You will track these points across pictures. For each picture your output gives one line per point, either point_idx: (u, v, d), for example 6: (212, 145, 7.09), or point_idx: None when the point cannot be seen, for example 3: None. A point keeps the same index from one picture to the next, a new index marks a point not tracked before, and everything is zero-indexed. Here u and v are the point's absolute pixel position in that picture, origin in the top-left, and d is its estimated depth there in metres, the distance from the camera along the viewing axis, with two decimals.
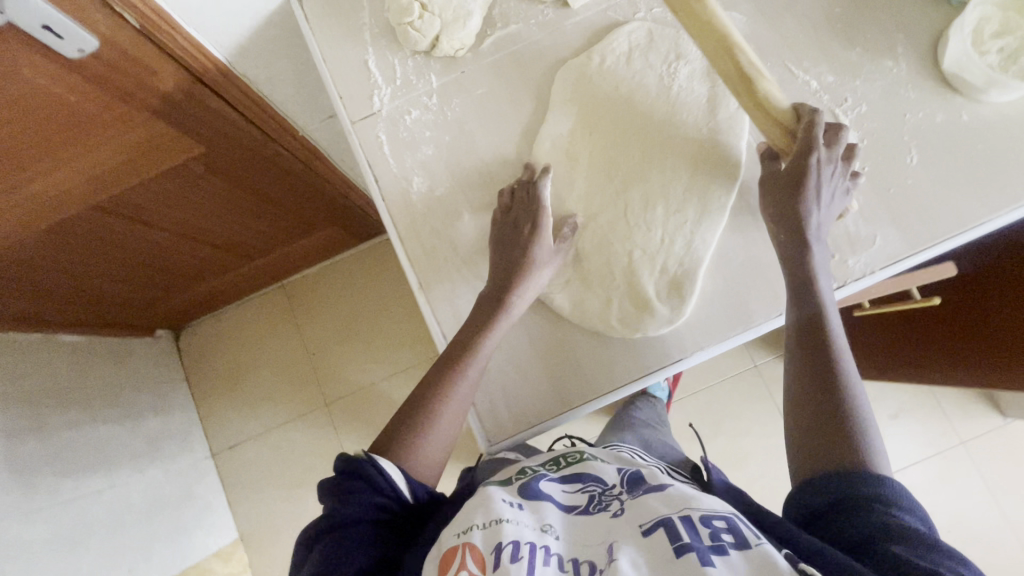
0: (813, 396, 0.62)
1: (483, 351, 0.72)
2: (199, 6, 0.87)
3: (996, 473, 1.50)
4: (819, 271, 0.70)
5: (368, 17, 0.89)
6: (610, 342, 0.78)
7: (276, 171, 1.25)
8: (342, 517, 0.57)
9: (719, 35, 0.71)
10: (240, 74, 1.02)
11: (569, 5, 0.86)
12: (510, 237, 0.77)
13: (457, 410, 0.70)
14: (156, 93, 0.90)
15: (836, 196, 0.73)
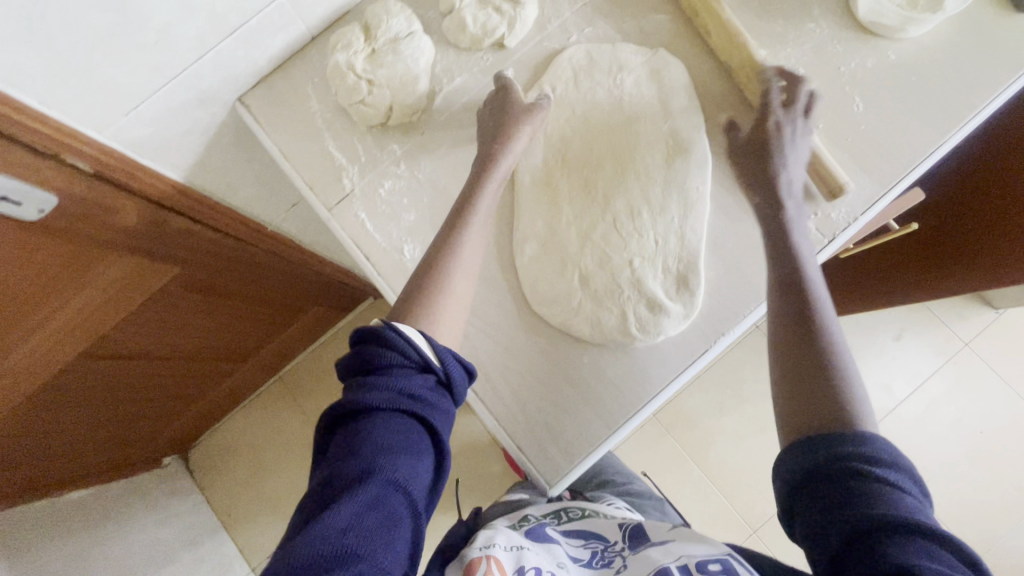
0: (795, 345, 0.64)
1: (479, 212, 0.75)
2: (150, 136, 0.87)
3: (1005, 364, 1.55)
4: (794, 227, 0.74)
5: (316, 106, 0.92)
6: (635, 353, 0.79)
7: (252, 269, 1.23)
8: (377, 400, 0.56)
9: (730, 36, 0.83)
10: (197, 188, 1.02)
11: (505, 46, 0.89)
12: (491, 120, 0.82)
13: (468, 268, 0.71)
14: (124, 229, 0.88)
15: (799, 155, 0.78)
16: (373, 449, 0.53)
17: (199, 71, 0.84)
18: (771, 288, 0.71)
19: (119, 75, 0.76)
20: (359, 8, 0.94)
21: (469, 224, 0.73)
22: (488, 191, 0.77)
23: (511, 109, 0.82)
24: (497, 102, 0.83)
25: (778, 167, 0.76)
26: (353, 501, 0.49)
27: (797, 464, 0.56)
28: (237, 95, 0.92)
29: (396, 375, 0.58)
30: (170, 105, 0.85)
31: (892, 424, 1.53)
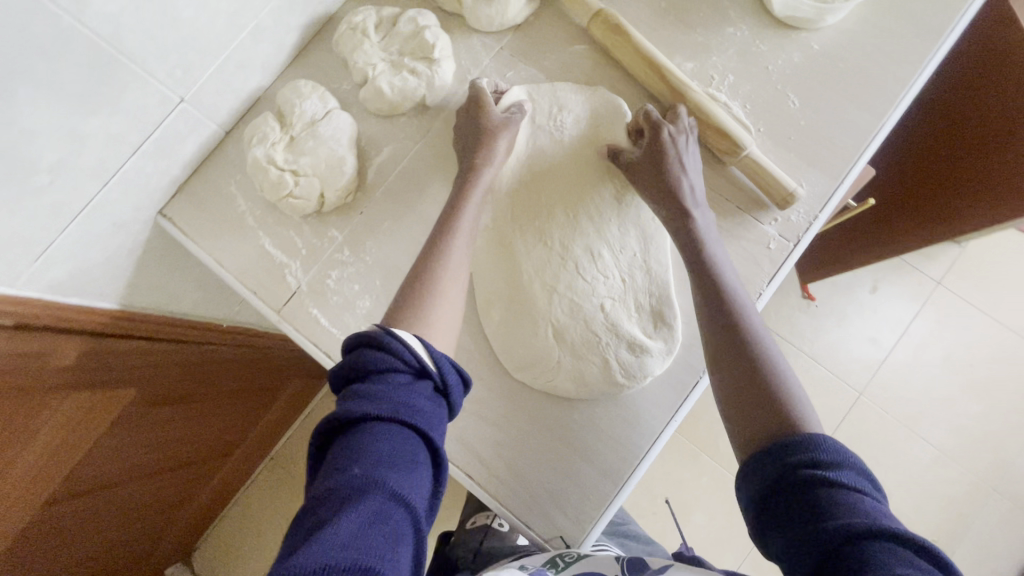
0: (730, 359, 0.63)
1: (455, 252, 0.71)
2: (71, 274, 0.80)
3: (982, 294, 1.55)
4: (707, 233, 0.72)
5: (245, 205, 0.86)
6: (626, 400, 0.76)
7: (221, 368, 1.15)
8: (376, 407, 0.52)
9: (647, 60, 0.80)
10: (139, 308, 0.95)
11: (429, 107, 0.85)
12: (465, 129, 0.80)
13: (446, 317, 0.67)
14: (61, 372, 0.80)
15: (693, 165, 0.75)
16: (374, 454, 0.49)
17: (108, 198, 0.77)
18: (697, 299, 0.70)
19: (20, 228, 0.69)
20: (268, 94, 0.89)
21: (455, 235, 0.72)
22: (469, 207, 0.75)
23: (487, 114, 0.78)
24: (470, 105, 0.80)
25: (679, 184, 0.73)
26: (356, 511, 0.44)
27: (758, 488, 0.53)
28: (157, 209, 0.86)
29: (394, 383, 0.56)
30: (85, 239, 0.78)
31: (886, 375, 1.51)
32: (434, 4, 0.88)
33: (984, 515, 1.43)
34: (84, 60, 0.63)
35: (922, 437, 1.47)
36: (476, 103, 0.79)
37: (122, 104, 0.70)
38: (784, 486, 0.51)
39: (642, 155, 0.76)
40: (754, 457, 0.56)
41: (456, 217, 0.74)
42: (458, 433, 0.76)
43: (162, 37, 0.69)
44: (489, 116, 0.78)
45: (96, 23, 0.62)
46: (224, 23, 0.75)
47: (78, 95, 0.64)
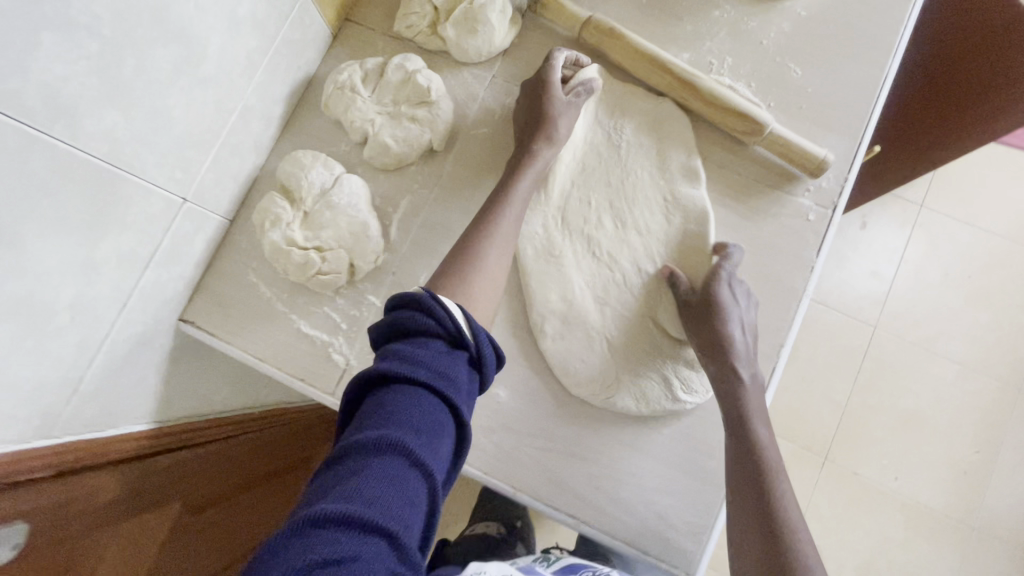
0: (743, 485, 0.66)
1: (495, 245, 0.72)
2: (104, 407, 0.75)
3: (969, 207, 1.58)
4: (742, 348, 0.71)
5: (269, 290, 0.82)
6: (707, 401, 0.76)
7: (258, 452, 1.10)
8: (411, 369, 0.53)
9: (650, 58, 0.80)
10: (175, 419, 0.90)
11: (437, 149, 0.83)
12: (527, 108, 0.79)
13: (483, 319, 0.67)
14: (103, 503, 0.75)
15: (747, 320, 0.72)
16: (401, 416, 0.50)
17: (128, 318, 0.72)
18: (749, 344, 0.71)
19: (48, 375, 0.64)
20: (265, 171, 0.84)
21: (494, 236, 0.72)
22: (515, 201, 0.75)
23: (553, 88, 0.78)
24: (543, 75, 0.79)
25: (730, 337, 0.70)
26: (382, 469, 0.46)
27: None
28: (178, 315, 0.81)
29: (430, 348, 0.56)
30: (111, 366, 0.73)
31: (896, 303, 1.52)
32: (416, 45, 0.86)
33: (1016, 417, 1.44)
34: (88, 185, 0.58)
35: (943, 356, 1.49)
36: (544, 78, 0.78)
37: (129, 219, 0.65)
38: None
39: (693, 300, 0.73)
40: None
41: (499, 200, 0.75)
42: (550, 476, 0.74)
43: (159, 141, 0.64)
44: (551, 96, 0.77)
45: (95, 144, 0.57)
46: (215, 112, 0.71)
47: (86, 223, 0.60)
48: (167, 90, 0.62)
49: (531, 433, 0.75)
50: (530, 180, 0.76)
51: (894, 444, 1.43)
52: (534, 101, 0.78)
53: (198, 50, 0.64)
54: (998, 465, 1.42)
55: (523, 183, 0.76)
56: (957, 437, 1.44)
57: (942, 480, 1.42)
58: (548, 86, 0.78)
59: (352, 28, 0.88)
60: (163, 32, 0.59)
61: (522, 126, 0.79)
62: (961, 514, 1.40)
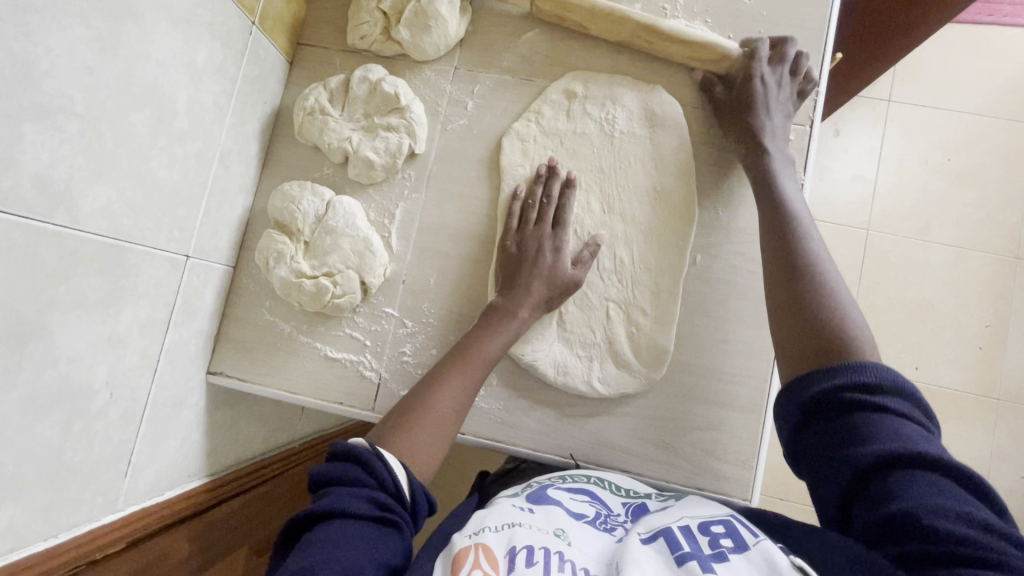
0: (782, 272, 0.66)
1: (453, 396, 0.67)
2: (157, 473, 0.76)
3: (932, 94, 1.60)
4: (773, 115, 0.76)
5: (286, 324, 0.83)
6: (733, 334, 0.77)
7: (303, 485, 1.14)
8: (348, 502, 0.52)
9: (604, 12, 0.80)
10: (226, 467, 0.91)
11: (417, 153, 0.83)
12: (531, 240, 0.76)
13: (426, 461, 0.62)
14: (179, 563, 0.78)
15: (778, 114, 0.76)
16: (346, 541, 0.48)
17: (161, 384, 0.73)
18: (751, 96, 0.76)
19: (102, 453, 0.65)
20: (254, 211, 0.85)
21: (455, 381, 0.68)
22: (491, 341, 0.71)
23: (559, 272, 0.75)
24: (553, 241, 0.76)
25: (759, 99, 0.75)
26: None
27: (796, 415, 0.57)
28: (205, 369, 0.82)
29: (366, 485, 0.55)
30: (157, 433, 0.74)
31: (883, 202, 1.55)
32: (372, 55, 0.86)
33: (1015, 284, 1.49)
34: (97, 263, 0.59)
35: (936, 243, 1.52)
36: (558, 244, 0.76)
37: (140, 287, 0.66)
38: (824, 412, 0.54)
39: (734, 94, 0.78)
40: (793, 386, 0.58)
41: (471, 355, 0.70)
42: (598, 437, 0.76)
43: (152, 206, 0.65)
44: (555, 242, 0.76)
45: (95, 222, 0.58)
46: (197, 164, 0.71)
47: (103, 300, 0.61)
48: (148, 153, 0.63)
49: (572, 405, 0.77)
50: (528, 310, 0.74)
51: (906, 335, 1.47)
52: (539, 260, 0.75)
53: (166, 107, 0.64)
54: (1007, 334, 1.47)
55: (497, 342, 0.72)
56: (965, 317, 1.48)
57: (959, 361, 1.46)
58: (557, 222, 0.78)
59: (307, 52, 0.88)
60: (132, 98, 0.59)
61: (510, 275, 0.76)
62: (984, 388, 1.45)
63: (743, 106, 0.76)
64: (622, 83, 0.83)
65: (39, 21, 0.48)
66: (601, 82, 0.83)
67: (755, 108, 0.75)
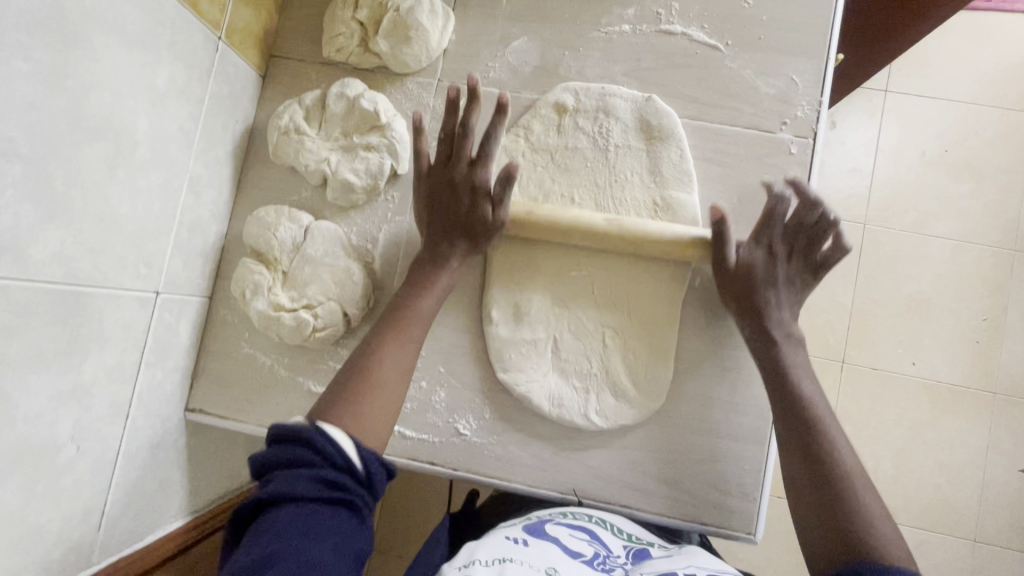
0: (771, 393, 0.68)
1: (396, 358, 0.64)
2: (136, 519, 0.72)
3: (930, 83, 1.55)
4: (781, 287, 0.70)
5: (267, 357, 0.79)
6: (735, 361, 0.73)
7: None
8: (292, 489, 0.49)
9: None
10: (211, 502, 0.88)
11: (399, 174, 0.79)
12: (438, 185, 0.71)
13: (378, 429, 0.60)
14: None
15: (789, 286, 0.70)
16: (295, 531, 0.47)
17: (135, 428, 0.69)
18: (756, 266, 0.69)
19: (72, 508, 0.61)
20: (230, 237, 0.80)
21: (394, 342, 0.65)
22: (426, 303, 0.69)
23: (481, 217, 0.71)
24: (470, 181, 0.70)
25: (763, 275, 0.69)
26: None
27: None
28: (183, 407, 0.78)
29: (311, 466, 0.52)
30: (132, 480, 0.70)
31: (881, 195, 1.50)
32: (351, 68, 0.81)
33: (1013, 276, 1.45)
34: (53, 312, 0.54)
35: (935, 236, 1.47)
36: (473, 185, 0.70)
37: (105, 331, 0.62)
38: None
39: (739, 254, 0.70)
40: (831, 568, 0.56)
41: (407, 314, 0.68)
42: (595, 471, 0.73)
43: (114, 245, 0.61)
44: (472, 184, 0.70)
45: (48, 270, 0.53)
46: (163, 195, 0.66)
47: (62, 350, 0.56)
48: (106, 189, 0.58)
49: (568, 437, 0.74)
50: (457, 259, 0.72)
51: (905, 331, 1.44)
52: (459, 205, 0.71)
53: (126, 138, 0.60)
54: (1005, 327, 1.44)
55: (430, 300, 0.70)
56: (962, 310, 1.44)
57: (958, 355, 1.43)
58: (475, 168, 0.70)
59: (280, 65, 0.82)
60: (84, 132, 0.54)
61: (433, 227, 0.72)
62: (982, 382, 1.42)
63: (744, 290, 0.70)
64: (616, 92, 0.78)
65: None
66: (593, 92, 0.78)
67: (759, 284, 0.69)
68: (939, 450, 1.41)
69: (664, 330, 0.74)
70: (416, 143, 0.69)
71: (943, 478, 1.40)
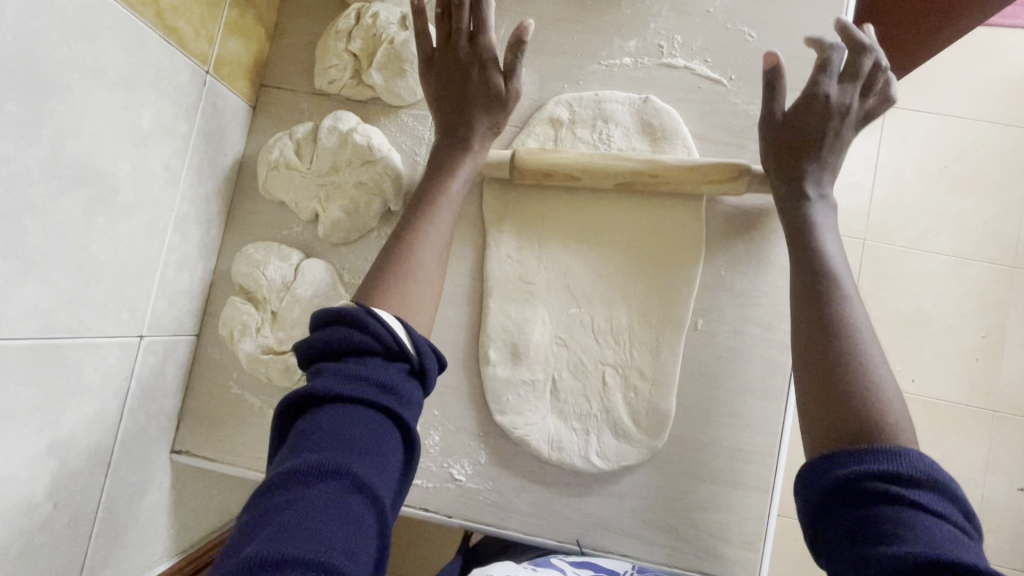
0: (810, 319, 0.61)
1: (430, 239, 0.65)
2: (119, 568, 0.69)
3: (931, 96, 1.51)
4: (822, 160, 0.68)
5: (256, 397, 0.77)
6: (738, 405, 0.72)
7: None
8: (350, 385, 0.48)
9: None
10: (199, 542, 0.85)
11: (393, 209, 0.76)
12: (452, 74, 0.70)
13: (422, 307, 0.62)
14: None
15: (837, 143, 0.69)
16: (334, 437, 0.44)
17: (117, 476, 0.67)
18: (796, 143, 0.68)
19: (49, 565, 0.58)
20: (219, 273, 0.78)
21: (422, 229, 0.65)
22: (450, 194, 0.68)
23: (496, 89, 0.70)
24: (481, 60, 0.69)
25: (816, 133, 0.68)
26: (316, 492, 0.40)
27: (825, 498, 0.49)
28: (169, 449, 0.76)
29: (368, 362, 0.51)
30: (114, 529, 0.67)
31: (881, 211, 1.46)
32: (344, 98, 0.79)
33: (1015, 294, 1.42)
34: (26, 368, 0.52)
35: (935, 253, 1.44)
36: (489, 59, 0.69)
37: (85, 382, 0.59)
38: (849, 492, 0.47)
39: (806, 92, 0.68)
40: (818, 469, 0.51)
41: (434, 197, 0.67)
42: (595, 518, 0.71)
43: (94, 293, 0.58)
44: (483, 70, 0.69)
45: (22, 326, 0.51)
46: (147, 236, 0.64)
47: (37, 407, 0.54)
48: (86, 238, 0.56)
49: (567, 482, 0.72)
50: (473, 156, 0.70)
51: (905, 350, 1.41)
52: (473, 87, 0.70)
53: (107, 182, 0.57)
54: (1005, 345, 1.40)
55: (456, 184, 0.69)
56: (962, 329, 1.41)
57: (959, 375, 1.40)
58: (482, 40, 0.68)
59: (271, 95, 0.80)
60: (61, 181, 0.52)
61: (446, 119, 0.71)
62: (981, 402, 1.39)
63: (791, 151, 0.68)
64: (610, 98, 0.76)
65: None
66: (587, 101, 0.76)
67: (808, 145, 0.68)
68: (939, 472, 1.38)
69: (664, 373, 0.72)
70: (420, 41, 0.70)
71: None
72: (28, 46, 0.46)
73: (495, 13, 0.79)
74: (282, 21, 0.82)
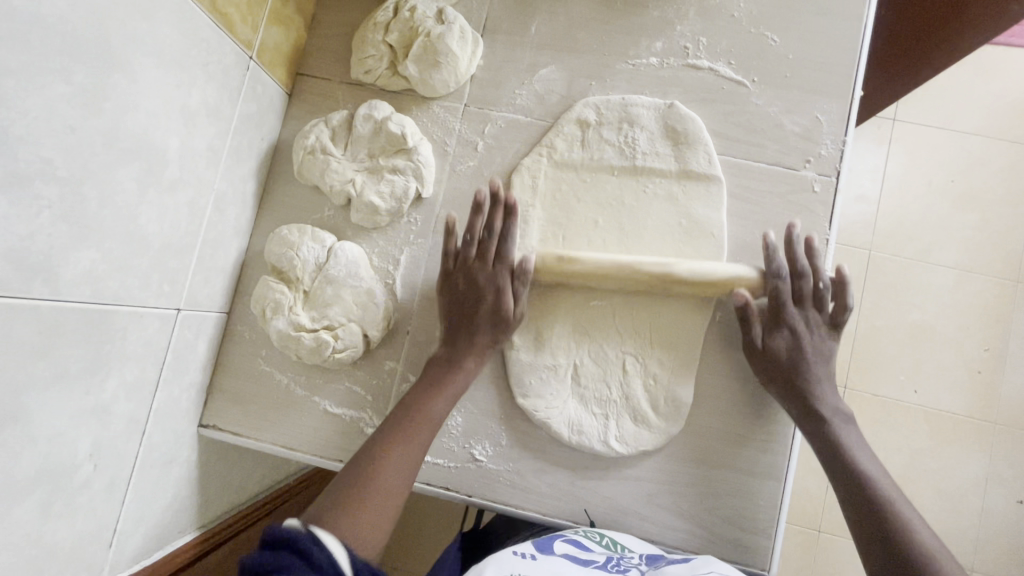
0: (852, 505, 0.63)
1: (400, 469, 0.62)
2: (147, 535, 0.71)
3: (941, 110, 1.54)
4: (819, 363, 0.70)
5: (283, 374, 0.79)
6: (753, 395, 0.74)
7: None
8: None
9: None
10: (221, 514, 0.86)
11: (422, 197, 0.79)
12: (455, 284, 0.72)
13: (378, 528, 0.58)
14: None
15: (819, 357, 0.70)
16: None
17: (150, 444, 0.68)
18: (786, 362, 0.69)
19: (85, 526, 0.60)
20: (251, 253, 0.80)
21: (398, 450, 0.63)
22: (437, 412, 0.67)
23: (502, 308, 0.71)
24: (492, 278, 0.71)
25: (793, 355, 0.69)
26: None
27: None
28: (197, 422, 0.78)
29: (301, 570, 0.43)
30: (144, 496, 0.69)
31: (889, 220, 1.48)
32: (378, 89, 0.82)
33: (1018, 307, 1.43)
34: (79, 330, 0.54)
35: (940, 265, 1.45)
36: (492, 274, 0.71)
37: (127, 350, 0.61)
38: None
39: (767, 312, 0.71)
40: None
41: (418, 417, 0.66)
42: (610, 499, 0.73)
43: (140, 263, 0.60)
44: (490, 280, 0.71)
45: (76, 289, 0.53)
46: (190, 212, 0.66)
47: (85, 370, 0.56)
48: (136, 209, 0.58)
49: (586, 465, 0.74)
50: (472, 368, 0.71)
51: (909, 359, 1.42)
52: (483, 303, 0.71)
53: (157, 157, 0.59)
54: (1008, 357, 1.41)
55: (442, 405, 0.68)
56: (966, 340, 1.42)
57: (960, 384, 1.41)
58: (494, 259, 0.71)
59: (308, 84, 0.83)
60: (119, 153, 0.54)
61: (450, 321, 0.72)
62: (981, 411, 1.40)
63: (786, 378, 0.69)
64: (637, 102, 0.78)
65: (16, 83, 0.43)
66: (614, 104, 0.78)
67: (791, 365, 0.69)
68: (940, 480, 1.39)
69: (682, 362, 0.74)
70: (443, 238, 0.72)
71: (943, 508, 1.37)
72: (98, 21, 0.49)
73: (527, 13, 0.82)
74: (320, 13, 0.84)
